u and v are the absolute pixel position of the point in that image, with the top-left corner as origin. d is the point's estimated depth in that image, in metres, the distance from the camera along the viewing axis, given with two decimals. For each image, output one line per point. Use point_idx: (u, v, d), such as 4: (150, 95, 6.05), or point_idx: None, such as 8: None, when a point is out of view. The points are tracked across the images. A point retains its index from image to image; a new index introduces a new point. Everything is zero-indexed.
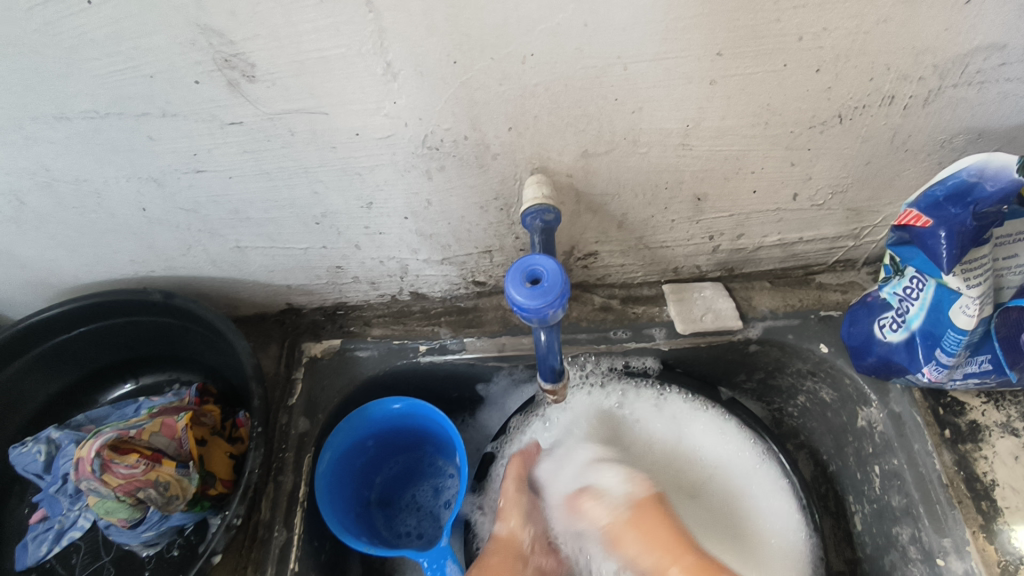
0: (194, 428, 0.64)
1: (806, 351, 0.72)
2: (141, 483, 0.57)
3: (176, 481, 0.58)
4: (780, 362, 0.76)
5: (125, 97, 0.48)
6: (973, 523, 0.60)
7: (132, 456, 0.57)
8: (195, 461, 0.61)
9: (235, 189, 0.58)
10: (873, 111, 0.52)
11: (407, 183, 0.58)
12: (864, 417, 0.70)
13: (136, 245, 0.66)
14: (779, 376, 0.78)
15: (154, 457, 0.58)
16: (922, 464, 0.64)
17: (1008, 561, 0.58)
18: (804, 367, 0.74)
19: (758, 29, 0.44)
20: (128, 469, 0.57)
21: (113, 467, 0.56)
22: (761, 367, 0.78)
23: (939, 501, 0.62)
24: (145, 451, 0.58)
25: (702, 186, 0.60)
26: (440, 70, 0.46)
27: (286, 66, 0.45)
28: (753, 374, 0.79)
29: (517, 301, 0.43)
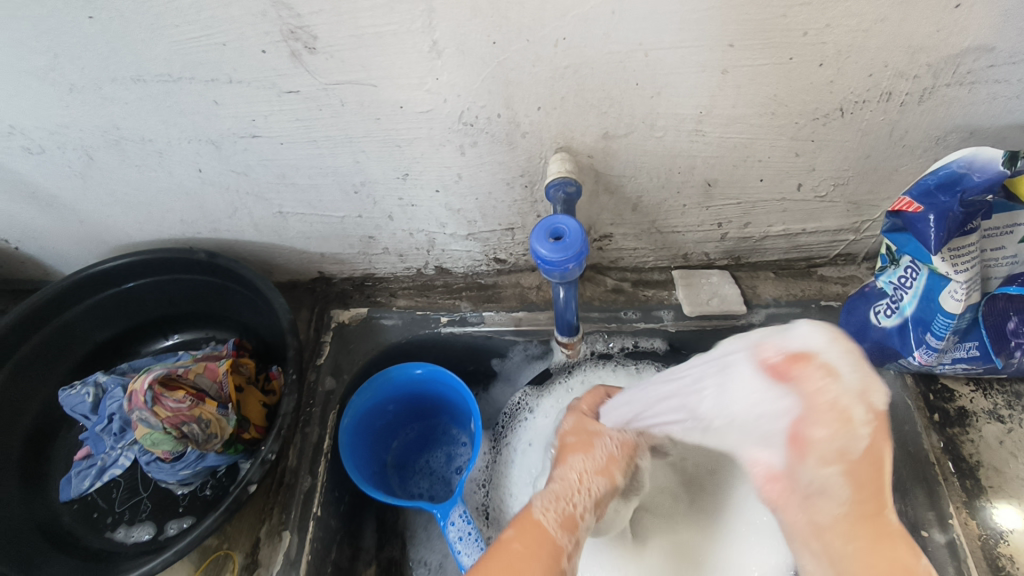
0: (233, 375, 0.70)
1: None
2: (186, 418, 0.62)
3: (216, 420, 0.64)
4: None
5: (198, 64, 0.53)
6: (959, 497, 0.64)
7: (180, 393, 0.63)
8: (233, 404, 0.66)
9: (285, 155, 0.64)
10: (872, 106, 0.57)
11: (441, 157, 0.63)
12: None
13: (188, 207, 0.71)
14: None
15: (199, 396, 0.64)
16: (912, 443, 0.67)
17: (988, 535, 0.62)
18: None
19: (768, 23, 0.49)
20: (176, 404, 0.63)
21: (164, 401, 0.62)
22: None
23: (928, 477, 0.65)
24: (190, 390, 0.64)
25: (713, 172, 0.65)
26: (480, 50, 0.52)
27: (344, 39, 0.51)
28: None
29: (541, 255, 0.48)
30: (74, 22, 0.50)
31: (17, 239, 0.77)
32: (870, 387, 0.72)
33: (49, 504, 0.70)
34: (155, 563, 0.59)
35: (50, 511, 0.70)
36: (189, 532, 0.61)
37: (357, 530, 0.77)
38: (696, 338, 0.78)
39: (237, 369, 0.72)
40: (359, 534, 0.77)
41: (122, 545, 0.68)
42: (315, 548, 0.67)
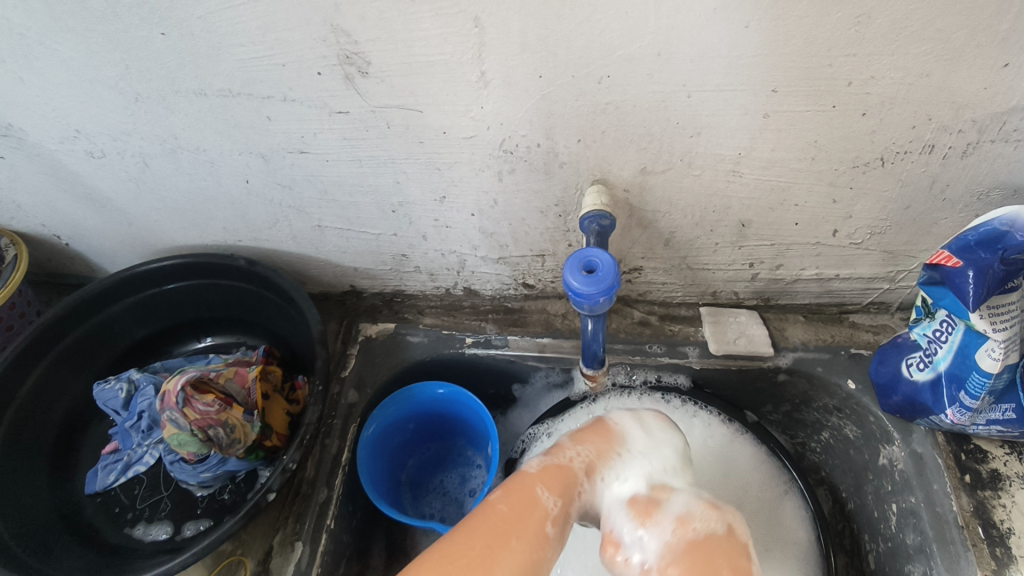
0: (262, 382, 0.71)
1: (835, 387, 0.75)
2: (213, 421, 0.64)
3: (241, 425, 0.66)
4: (808, 396, 0.78)
5: (256, 81, 0.56)
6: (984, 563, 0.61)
7: (210, 396, 0.66)
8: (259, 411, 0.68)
9: (329, 171, 0.66)
10: (913, 157, 0.57)
11: (480, 182, 0.65)
12: (888, 458, 0.72)
13: (233, 215, 0.74)
14: (808, 410, 0.80)
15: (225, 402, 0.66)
16: (940, 503, 0.66)
17: None
18: (833, 403, 0.77)
19: (812, 71, 0.50)
20: (205, 407, 0.65)
21: (194, 403, 0.65)
22: (788, 398, 0.80)
23: (955, 539, 0.63)
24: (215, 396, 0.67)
25: (747, 213, 0.65)
26: (527, 82, 0.53)
27: (396, 66, 0.53)
28: (780, 405, 0.82)
29: (573, 286, 0.48)
30: (146, 37, 0.53)
31: (68, 236, 0.81)
32: (898, 440, 0.70)
33: (73, 496, 0.72)
34: (173, 563, 0.59)
35: (74, 502, 0.71)
36: (206, 536, 0.61)
37: (367, 547, 0.77)
38: (723, 375, 0.78)
39: (266, 377, 0.73)
40: (368, 551, 0.77)
41: (140, 542, 0.69)
42: (326, 561, 0.67)
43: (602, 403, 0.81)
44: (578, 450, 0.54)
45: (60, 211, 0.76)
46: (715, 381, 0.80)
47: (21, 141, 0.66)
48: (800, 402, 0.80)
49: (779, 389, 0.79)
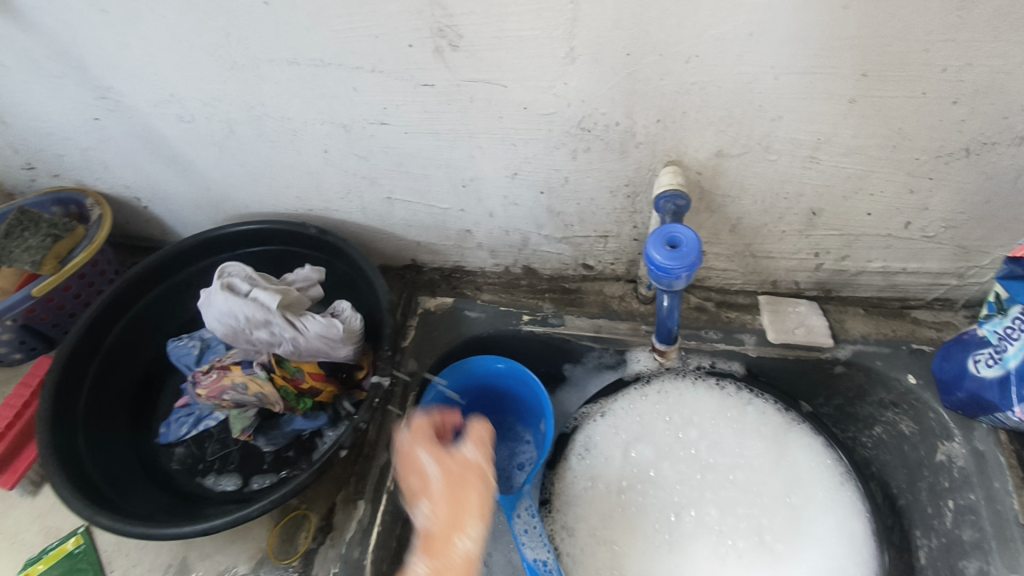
0: None
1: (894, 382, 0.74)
2: (222, 387, 0.71)
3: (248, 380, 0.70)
4: (864, 390, 0.78)
5: (349, 52, 0.58)
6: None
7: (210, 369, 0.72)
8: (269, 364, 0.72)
9: (406, 144, 0.67)
10: (1000, 149, 0.56)
11: (553, 159, 0.66)
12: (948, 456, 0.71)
13: (307, 183, 0.76)
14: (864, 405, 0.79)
15: (240, 371, 0.71)
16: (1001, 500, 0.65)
17: None
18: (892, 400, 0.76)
19: (908, 56, 0.49)
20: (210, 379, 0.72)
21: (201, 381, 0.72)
22: (844, 392, 0.80)
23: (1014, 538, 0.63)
24: (234, 365, 0.72)
25: (820, 201, 0.65)
26: (615, 60, 0.54)
27: (487, 40, 0.54)
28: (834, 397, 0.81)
29: (656, 261, 0.50)
30: (249, 4, 0.55)
31: (148, 199, 0.84)
32: (960, 436, 0.70)
33: (152, 443, 0.76)
34: (246, 512, 0.61)
35: (150, 451, 0.75)
36: (279, 487, 0.63)
37: None
38: (780, 366, 0.78)
39: None
40: None
41: (210, 492, 0.72)
42: (385, 520, 0.70)
43: (656, 386, 0.84)
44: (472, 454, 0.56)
45: (143, 173, 0.79)
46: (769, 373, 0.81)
47: (117, 103, 0.69)
48: (856, 396, 0.79)
49: (834, 382, 0.79)
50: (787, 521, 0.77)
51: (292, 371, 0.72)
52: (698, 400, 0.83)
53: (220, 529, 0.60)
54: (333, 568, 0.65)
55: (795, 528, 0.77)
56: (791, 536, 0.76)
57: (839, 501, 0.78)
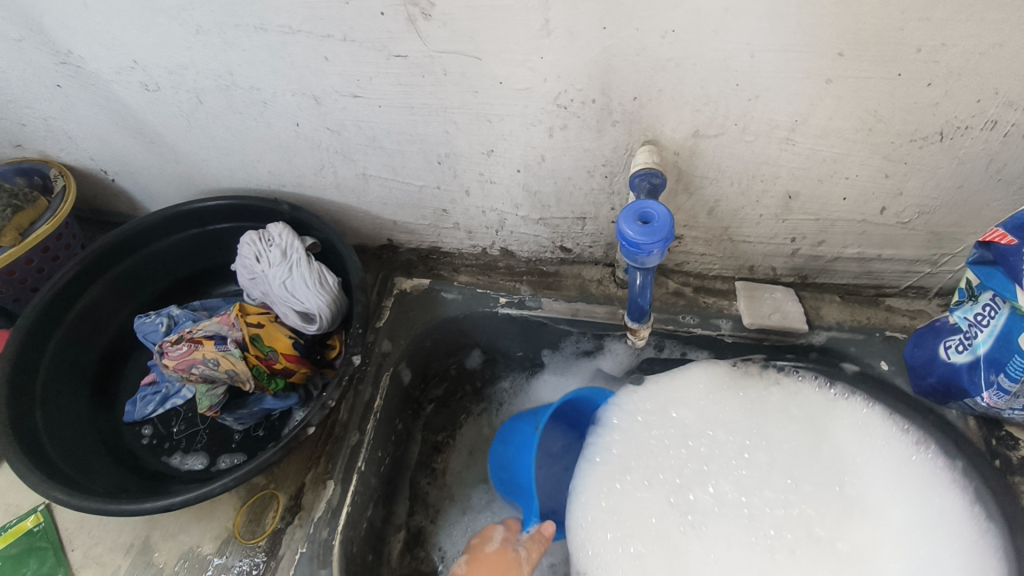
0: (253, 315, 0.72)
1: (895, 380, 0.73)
2: (194, 361, 0.68)
3: (221, 357, 0.68)
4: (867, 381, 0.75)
5: (318, 19, 0.56)
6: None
7: (180, 341, 0.69)
8: (241, 341, 0.69)
9: (380, 118, 0.66)
10: (974, 133, 0.56)
11: (529, 136, 0.65)
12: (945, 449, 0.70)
13: (279, 158, 0.75)
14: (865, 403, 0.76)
15: (212, 346, 0.68)
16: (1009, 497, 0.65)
17: None
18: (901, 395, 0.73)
19: (881, 35, 0.49)
20: (180, 351, 0.69)
21: (169, 352, 0.69)
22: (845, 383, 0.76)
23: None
24: (206, 340, 0.69)
25: (796, 184, 0.65)
26: (589, 33, 0.53)
27: (459, 10, 0.53)
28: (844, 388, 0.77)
29: (627, 236, 0.49)
30: None
31: (114, 171, 0.82)
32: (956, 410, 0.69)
33: (114, 422, 0.74)
34: (210, 488, 0.60)
35: (115, 429, 0.74)
36: (244, 465, 0.62)
37: (393, 495, 0.79)
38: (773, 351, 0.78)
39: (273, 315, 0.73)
40: (394, 499, 0.79)
41: (177, 471, 0.71)
42: (355, 501, 0.69)
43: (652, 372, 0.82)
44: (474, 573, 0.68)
45: (109, 144, 0.77)
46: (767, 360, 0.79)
47: (80, 70, 0.67)
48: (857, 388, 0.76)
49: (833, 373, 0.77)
50: (836, 503, 0.73)
51: (265, 350, 0.69)
52: (690, 388, 0.80)
53: (182, 506, 0.59)
54: (299, 548, 0.64)
55: (850, 524, 0.72)
56: (841, 521, 0.72)
57: (893, 484, 0.73)
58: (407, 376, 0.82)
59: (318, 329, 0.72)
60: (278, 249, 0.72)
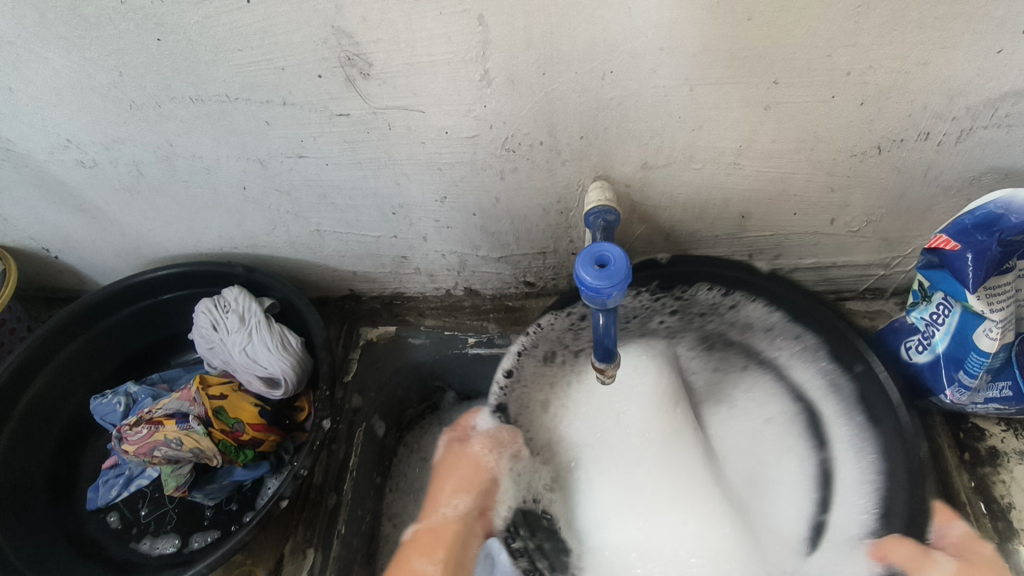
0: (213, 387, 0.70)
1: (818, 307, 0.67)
2: (154, 445, 0.66)
3: (182, 436, 0.66)
4: (769, 310, 0.71)
5: (254, 86, 0.55)
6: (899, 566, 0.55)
7: (138, 424, 0.67)
8: (200, 417, 0.67)
9: (328, 176, 0.65)
10: (909, 144, 0.58)
11: (481, 181, 0.65)
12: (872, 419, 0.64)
13: (229, 222, 0.73)
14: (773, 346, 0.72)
15: (174, 426, 0.66)
16: (885, 481, 0.61)
17: None
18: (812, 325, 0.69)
19: (812, 63, 0.50)
20: (138, 435, 0.66)
21: (127, 438, 0.66)
22: (753, 315, 0.72)
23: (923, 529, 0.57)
24: (167, 420, 0.66)
25: (747, 205, 0.66)
26: (530, 80, 0.53)
27: (398, 67, 0.52)
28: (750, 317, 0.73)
29: (584, 280, 0.49)
30: (141, 43, 0.52)
31: (57, 248, 0.79)
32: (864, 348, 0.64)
33: (75, 514, 0.71)
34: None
35: (78, 520, 0.70)
36: (218, 546, 0.61)
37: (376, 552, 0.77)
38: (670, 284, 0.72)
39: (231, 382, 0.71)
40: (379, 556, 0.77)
41: (147, 557, 0.68)
42: (336, 567, 0.67)
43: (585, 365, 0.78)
44: (453, 502, 0.63)
45: (49, 222, 0.74)
46: (659, 296, 0.74)
47: (10, 152, 0.64)
48: (753, 327, 0.73)
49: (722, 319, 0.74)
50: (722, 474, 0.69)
51: (230, 423, 0.68)
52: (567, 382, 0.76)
53: None
54: None
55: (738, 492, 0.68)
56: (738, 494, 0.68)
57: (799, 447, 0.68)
58: (381, 428, 0.80)
59: (284, 394, 0.70)
60: (236, 314, 0.71)
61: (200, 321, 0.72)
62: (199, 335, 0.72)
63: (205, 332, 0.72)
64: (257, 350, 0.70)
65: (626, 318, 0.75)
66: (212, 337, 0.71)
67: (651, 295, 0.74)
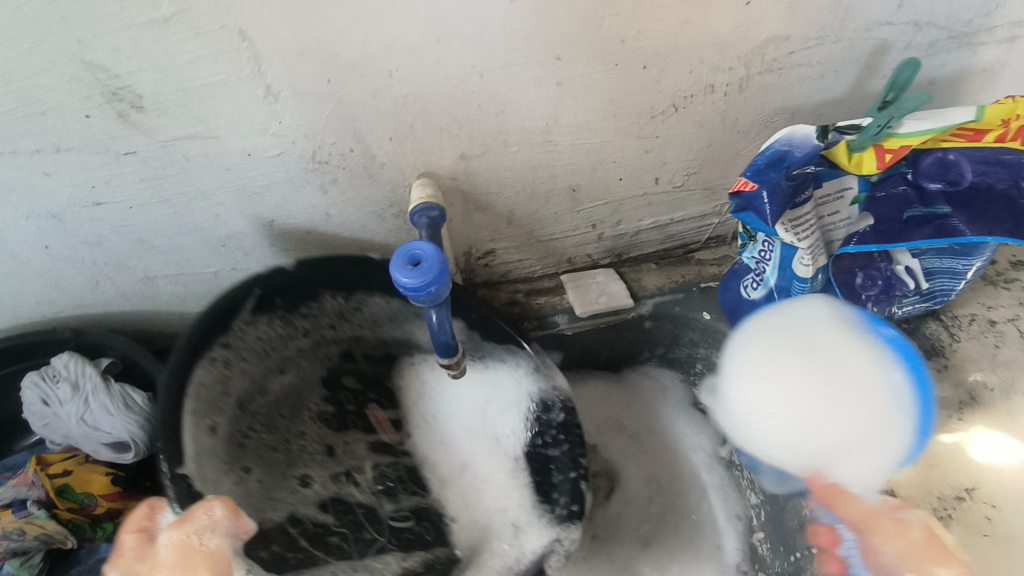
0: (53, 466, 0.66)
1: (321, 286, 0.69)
2: None
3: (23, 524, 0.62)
4: (371, 297, 0.70)
5: (16, 136, 0.51)
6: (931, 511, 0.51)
7: None
8: (39, 500, 0.63)
9: (137, 219, 0.61)
10: (700, 99, 0.62)
11: (304, 199, 0.63)
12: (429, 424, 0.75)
13: (44, 286, 0.67)
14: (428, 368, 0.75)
15: (11, 516, 0.62)
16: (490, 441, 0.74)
17: None
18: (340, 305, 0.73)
19: (586, 34, 0.52)
20: None
21: None
22: (372, 311, 0.71)
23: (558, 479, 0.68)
24: (2, 511, 0.62)
25: (574, 178, 0.68)
26: (317, 89, 0.52)
27: (172, 94, 0.50)
28: (375, 310, 0.71)
29: (403, 282, 0.49)
30: None
31: None
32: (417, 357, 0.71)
33: None
34: None
35: None
36: None
37: None
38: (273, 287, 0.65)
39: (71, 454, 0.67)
40: None
41: None
42: None
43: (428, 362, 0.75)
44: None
45: None
46: (283, 322, 0.68)
47: None
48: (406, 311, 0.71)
49: (313, 360, 0.72)
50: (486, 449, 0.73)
51: (78, 498, 0.64)
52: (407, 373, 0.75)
53: None
54: None
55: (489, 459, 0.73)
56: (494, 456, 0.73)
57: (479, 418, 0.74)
58: None
59: (136, 456, 0.66)
60: (68, 383, 0.65)
61: (28, 397, 0.66)
62: (31, 411, 0.66)
63: (41, 406, 0.66)
64: (101, 420, 0.65)
65: (274, 372, 0.69)
66: (48, 410, 0.66)
67: (278, 322, 0.67)
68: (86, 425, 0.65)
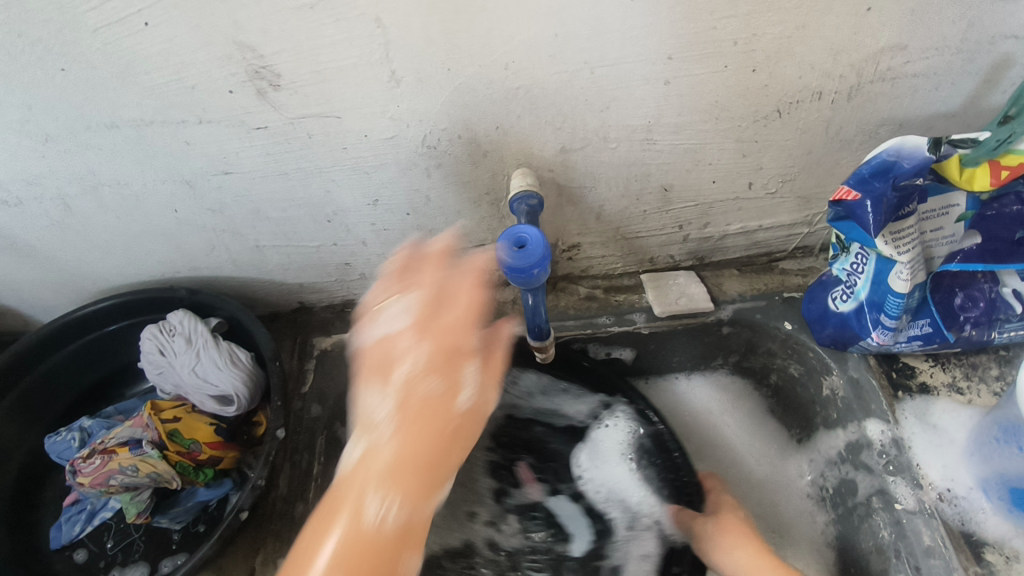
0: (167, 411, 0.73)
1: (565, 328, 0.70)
2: (109, 472, 0.68)
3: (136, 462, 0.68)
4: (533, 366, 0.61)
5: (168, 106, 0.56)
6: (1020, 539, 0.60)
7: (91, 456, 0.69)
8: (151, 441, 0.70)
9: (257, 190, 0.66)
10: (806, 105, 0.61)
11: (409, 181, 0.66)
12: None
13: (167, 246, 0.73)
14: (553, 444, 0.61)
15: (127, 453, 0.68)
16: None
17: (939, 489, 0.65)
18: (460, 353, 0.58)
19: (700, 35, 0.53)
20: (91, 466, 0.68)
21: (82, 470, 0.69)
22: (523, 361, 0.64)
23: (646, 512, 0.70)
24: (120, 448, 0.69)
25: (668, 178, 0.69)
26: (437, 76, 0.55)
27: (306, 75, 0.54)
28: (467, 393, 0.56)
29: (507, 263, 0.51)
30: (46, 74, 0.52)
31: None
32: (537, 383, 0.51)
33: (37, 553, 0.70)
34: None
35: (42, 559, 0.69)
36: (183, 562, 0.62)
37: None
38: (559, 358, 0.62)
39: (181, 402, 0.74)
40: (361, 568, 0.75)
41: None
42: None
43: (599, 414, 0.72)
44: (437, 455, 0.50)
45: None
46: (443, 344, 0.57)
47: None
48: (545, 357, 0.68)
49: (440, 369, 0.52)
50: None
51: (186, 444, 0.70)
52: None
53: None
54: None
55: None
56: None
57: None
58: None
59: (237, 410, 0.72)
60: (183, 337, 0.72)
61: (147, 347, 0.74)
62: (148, 360, 0.74)
63: (157, 356, 0.74)
64: (209, 372, 0.72)
65: None
66: (162, 361, 0.73)
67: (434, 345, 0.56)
68: (197, 375, 0.72)
